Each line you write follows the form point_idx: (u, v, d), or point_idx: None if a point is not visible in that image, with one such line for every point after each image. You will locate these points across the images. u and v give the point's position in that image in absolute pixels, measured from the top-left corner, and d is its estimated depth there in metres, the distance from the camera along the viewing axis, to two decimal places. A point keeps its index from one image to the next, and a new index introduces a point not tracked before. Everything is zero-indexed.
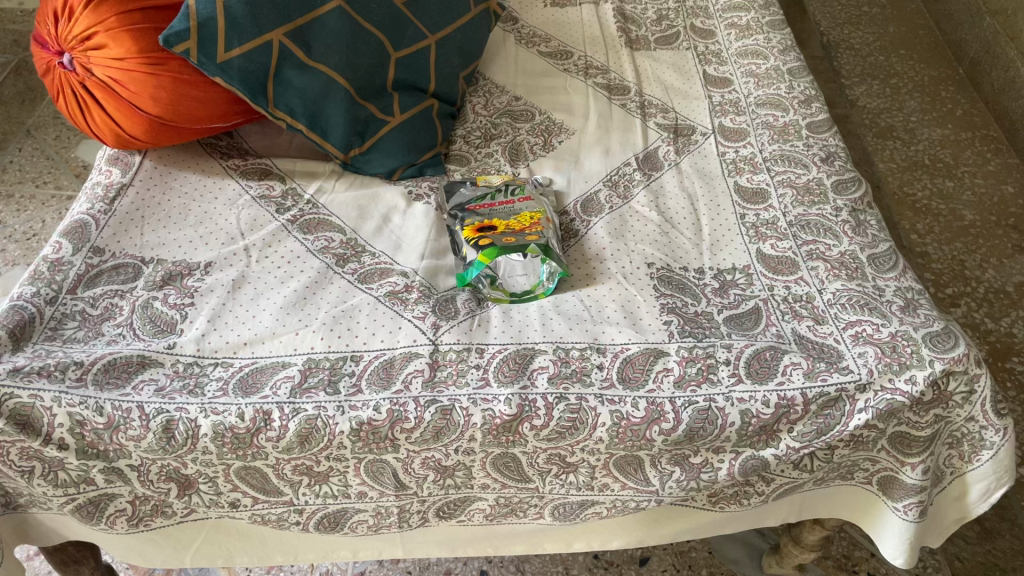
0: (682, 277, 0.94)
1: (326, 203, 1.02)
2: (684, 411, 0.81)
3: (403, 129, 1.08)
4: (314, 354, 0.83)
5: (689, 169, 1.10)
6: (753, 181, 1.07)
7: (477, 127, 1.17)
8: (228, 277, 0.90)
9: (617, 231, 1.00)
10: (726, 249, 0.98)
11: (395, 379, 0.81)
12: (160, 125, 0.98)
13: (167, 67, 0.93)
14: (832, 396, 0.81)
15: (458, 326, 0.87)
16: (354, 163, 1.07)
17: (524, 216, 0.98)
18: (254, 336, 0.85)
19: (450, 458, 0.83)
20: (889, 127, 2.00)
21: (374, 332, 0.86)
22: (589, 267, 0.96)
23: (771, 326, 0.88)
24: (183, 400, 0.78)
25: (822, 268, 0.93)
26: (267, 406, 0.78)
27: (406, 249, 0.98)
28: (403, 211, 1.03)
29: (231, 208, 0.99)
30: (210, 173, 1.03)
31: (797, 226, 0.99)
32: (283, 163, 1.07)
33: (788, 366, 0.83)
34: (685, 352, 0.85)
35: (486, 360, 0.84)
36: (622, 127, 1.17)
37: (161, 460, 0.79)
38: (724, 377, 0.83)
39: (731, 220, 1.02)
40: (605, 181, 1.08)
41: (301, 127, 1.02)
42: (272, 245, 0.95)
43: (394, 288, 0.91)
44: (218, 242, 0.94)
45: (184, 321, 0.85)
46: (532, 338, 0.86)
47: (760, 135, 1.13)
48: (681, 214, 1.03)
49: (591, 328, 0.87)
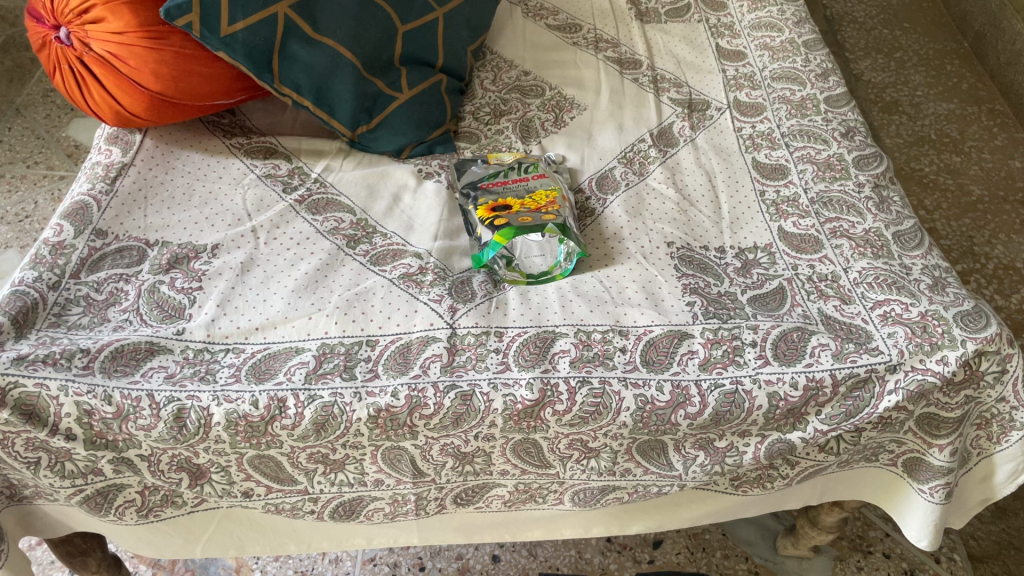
0: (703, 256, 0.92)
1: (334, 182, 0.99)
2: (709, 395, 0.79)
3: (412, 105, 1.05)
4: (329, 339, 0.81)
5: (705, 145, 1.07)
6: (771, 157, 1.04)
7: (486, 102, 1.14)
8: (236, 259, 0.87)
9: (634, 209, 0.97)
10: (746, 228, 0.96)
11: (413, 365, 0.79)
12: (162, 103, 0.94)
13: (169, 41, 0.90)
14: (860, 377, 0.79)
15: (475, 308, 0.85)
16: (362, 141, 1.04)
17: (539, 195, 0.96)
18: (266, 321, 0.82)
19: (469, 445, 0.81)
20: (894, 101, 1.97)
21: (389, 316, 0.83)
22: (608, 247, 0.93)
23: (796, 307, 0.86)
24: (195, 388, 0.76)
25: (846, 246, 0.91)
26: (282, 393, 0.76)
27: (418, 229, 0.95)
28: (414, 190, 1.00)
29: (236, 188, 0.96)
30: (213, 152, 1.00)
31: (819, 203, 0.96)
32: (288, 141, 1.03)
33: (816, 347, 0.81)
34: (709, 334, 0.83)
35: (506, 344, 0.82)
36: (635, 102, 1.14)
37: (172, 450, 0.77)
38: (751, 359, 0.81)
39: (750, 197, 0.99)
40: (620, 158, 1.06)
41: (307, 104, 0.99)
42: (280, 226, 0.92)
43: (408, 270, 0.88)
44: (225, 223, 0.91)
45: (193, 305, 0.82)
46: (552, 321, 0.84)
47: (778, 110, 1.11)
48: (699, 191, 1.00)
49: (613, 310, 0.85)
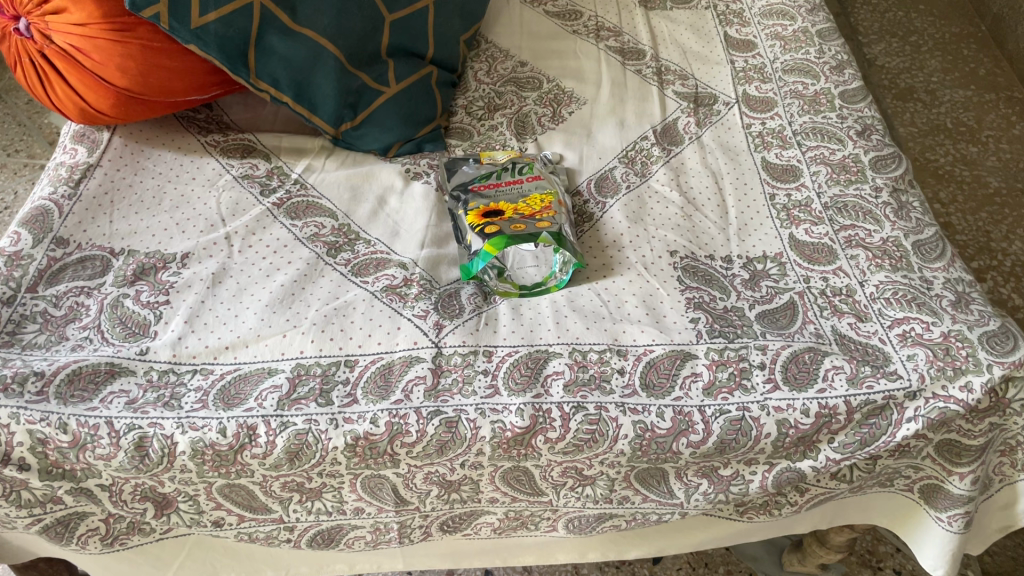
0: (708, 267, 0.86)
1: (315, 184, 0.93)
2: (714, 421, 0.73)
3: (400, 100, 0.98)
4: (304, 359, 0.75)
5: (711, 143, 1.01)
6: (782, 157, 0.98)
7: (480, 96, 1.07)
8: (207, 270, 0.81)
9: (635, 214, 0.91)
10: (755, 235, 0.89)
11: (394, 389, 0.73)
12: (130, 99, 0.88)
13: (135, 34, 0.83)
14: (877, 404, 0.74)
15: (463, 325, 0.79)
16: (346, 138, 0.97)
17: (534, 199, 0.89)
18: (237, 338, 0.76)
19: (455, 473, 0.75)
20: (909, 88, 1.90)
21: (370, 333, 0.77)
22: (606, 256, 0.87)
23: (808, 324, 0.80)
24: (158, 415, 0.70)
25: (863, 257, 0.85)
26: (252, 419, 0.71)
27: (404, 236, 0.88)
28: (400, 193, 0.94)
29: (210, 190, 0.89)
30: (187, 151, 0.93)
31: (833, 209, 0.90)
32: (268, 138, 0.97)
33: (829, 370, 0.75)
34: (714, 354, 0.77)
35: (495, 365, 0.76)
36: (638, 96, 1.07)
37: (135, 479, 0.72)
38: (759, 383, 0.75)
39: (759, 201, 0.93)
40: (621, 157, 0.99)
41: (286, 100, 0.93)
42: (255, 232, 0.86)
43: (391, 282, 0.82)
44: (196, 229, 0.85)
45: (158, 322, 0.76)
46: (545, 339, 0.78)
47: (789, 106, 1.04)
48: (704, 194, 0.94)
49: (610, 327, 0.79)
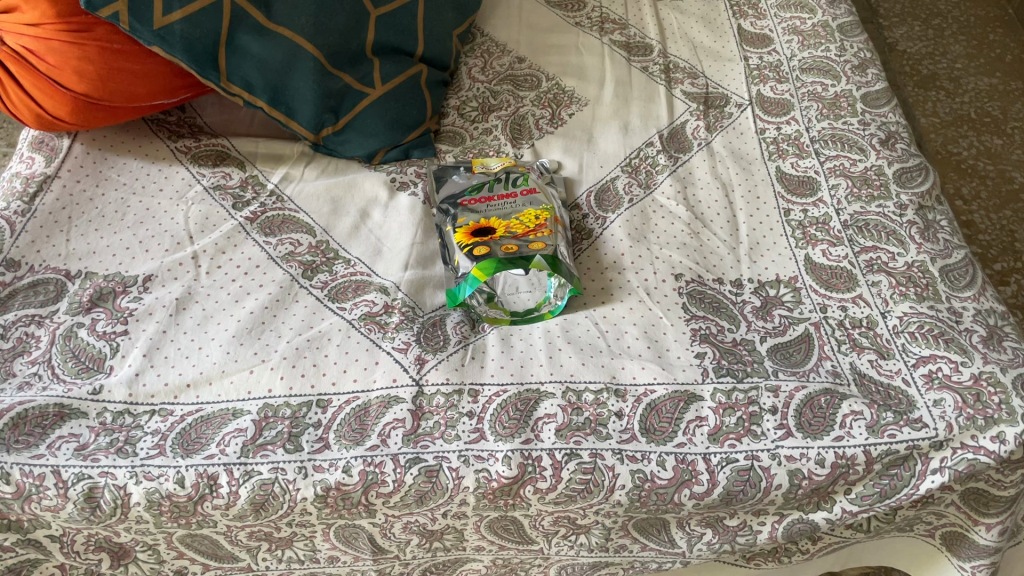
0: (716, 292, 0.79)
1: (293, 195, 0.86)
2: (720, 471, 0.67)
3: (386, 103, 0.91)
4: (272, 399, 0.69)
5: (722, 150, 0.94)
6: (798, 167, 0.90)
7: (473, 95, 1.00)
8: (170, 295, 0.75)
9: (638, 232, 0.84)
10: (767, 256, 0.82)
11: (370, 433, 0.67)
12: (91, 105, 0.81)
13: (93, 35, 0.76)
14: (899, 454, 0.67)
15: (447, 360, 0.72)
16: (327, 144, 0.90)
17: (528, 215, 0.82)
18: (199, 375, 0.69)
19: (436, 522, 0.69)
20: (932, 74, 1.81)
21: (345, 368, 0.71)
22: (606, 280, 0.80)
23: (824, 360, 0.73)
24: (109, 463, 0.64)
25: (885, 284, 0.78)
26: (213, 468, 0.65)
27: (387, 255, 0.82)
28: (385, 206, 0.87)
29: (178, 203, 0.83)
30: (155, 158, 0.87)
31: (853, 228, 0.83)
32: (243, 144, 0.90)
33: (847, 416, 0.69)
34: (721, 396, 0.70)
35: (481, 406, 0.69)
36: (643, 96, 1.00)
37: (87, 530, 0.66)
38: (770, 430, 0.68)
39: (772, 217, 0.86)
40: (624, 165, 0.92)
41: (261, 104, 0.85)
42: (225, 251, 0.80)
43: (371, 309, 0.75)
44: (161, 248, 0.79)
45: (115, 356, 0.70)
46: (536, 376, 0.71)
47: (807, 109, 0.96)
48: (713, 209, 0.87)
49: (608, 363, 0.72)
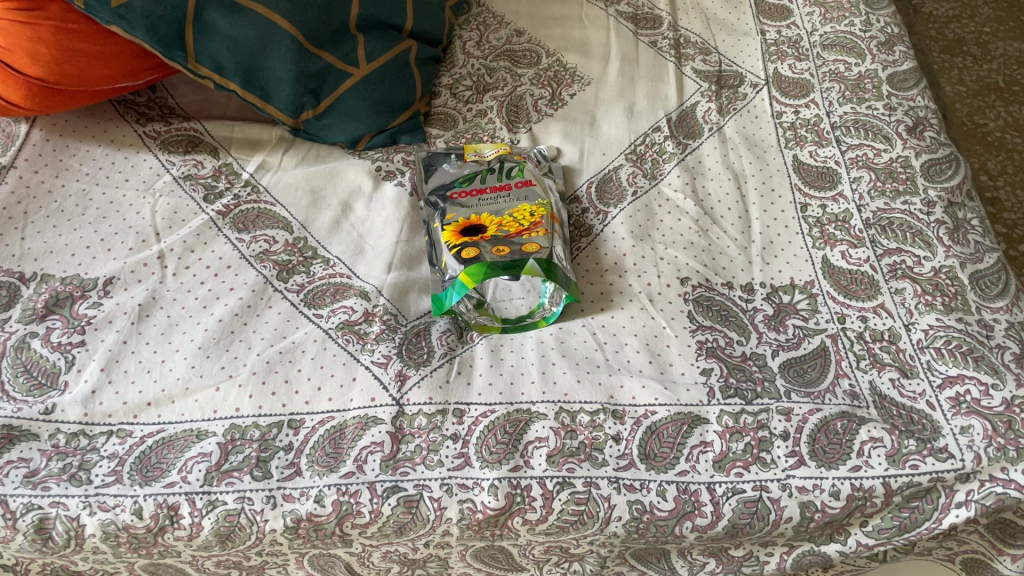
0: (725, 299, 0.73)
1: (270, 186, 0.80)
2: (725, 503, 0.61)
3: (372, 84, 0.84)
4: (240, 419, 0.63)
5: (734, 137, 0.87)
6: (817, 157, 0.83)
7: (468, 73, 0.93)
8: (133, 300, 0.69)
9: (642, 230, 0.78)
10: (781, 257, 0.76)
11: (345, 458, 0.62)
12: (46, 89, 0.74)
13: (46, 13, 0.69)
14: (921, 486, 0.62)
15: (430, 377, 0.66)
16: (308, 128, 0.84)
17: (522, 211, 0.76)
18: (161, 393, 0.64)
19: (418, 551, 0.65)
20: (959, 39, 1.72)
21: (319, 386, 0.65)
22: (605, 283, 0.74)
23: (841, 379, 0.67)
24: (61, 492, 0.59)
25: (909, 292, 0.71)
26: (173, 498, 0.59)
27: (369, 254, 0.75)
28: (368, 198, 0.80)
29: (144, 196, 0.77)
30: (121, 144, 0.80)
31: (876, 227, 0.76)
32: (217, 128, 0.84)
33: (866, 443, 0.63)
34: (728, 420, 0.64)
35: (466, 429, 0.64)
36: (650, 74, 0.93)
37: (41, 559, 0.62)
38: (781, 458, 0.62)
39: (788, 213, 0.80)
40: (628, 153, 0.85)
41: (233, 86, 0.79)
42: (194, 250, 0.74)
43: (349, 317, 0.70)
44: (124, 246, 0.73)
45: (70, 370, 0.65)
46: (526, 396, 0.65)
47: (828, 91, 0.89)
48: (724, 203, 0.80)
49: (606, 381, 0.66)
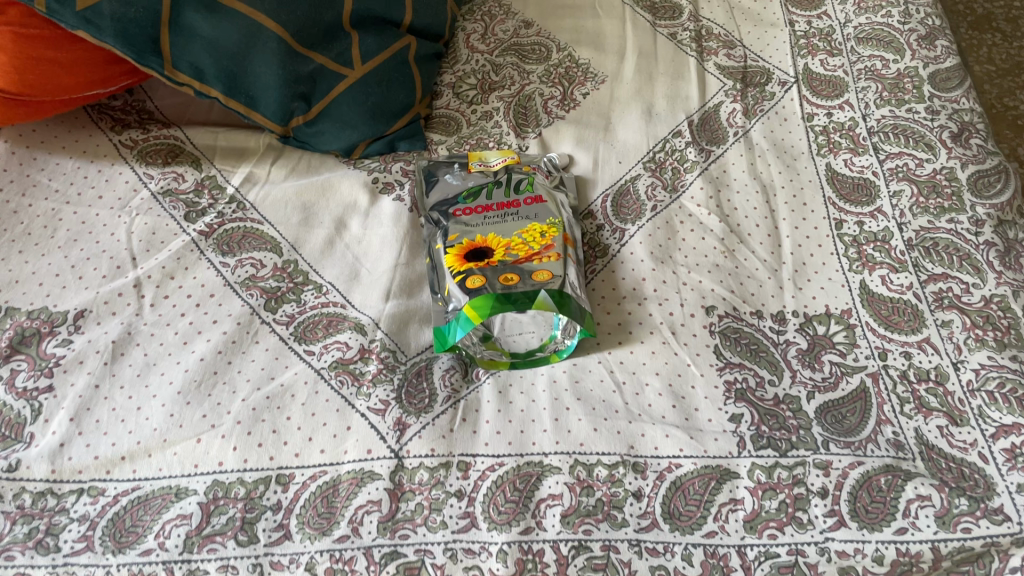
0: (755, 331, 0.66)
1: (257, 201, 0.73)
2: (757, 568, 0.55)
3: (368, 87, 0.76)
4: (223, 475, 0.57)
5: (762, 143, 0.80)
6: (853, 166, 0.77)
7: (471, 70, 0.86)
8: (106, 337, 0.63)
9: (662, 250, 0.71)
10: (815, 281, 0.70)
11: (339, 519, 0.56)
12: (7, 100, 0.67)
13: (4, 18, 0.62)
14: (974, 551, 0.55)
15: (432, 426, 0.60)
16: (298, 135, 0.77)
17: (531, 232, 0.70)
18: (136, 446, 0.58)
19: None
20: (988, 15, 1.63)
21: (310, 436, 0.59)
22: (623, 313, 0.68)
23: (884, 427, 0.61)
24: (26, 561, 0.53)
25: (958, 325, 0.65)
26: (149, 568, 0.54)
27: (365, 280, 0.69)
28: (364, 215, 0.74)
29: (119, 215, 0.70)
30: (94, 156, 0.74)
31: (919, 249, 0.70)
32: (199, 135, 0.77)
33: (912, 503, 0.57)
34: (760, 475, 0.58)
35: (472, 485, 0.58)
36: (670, 71, 0.86)
37: None
38: (819, 517, 0.56)
39: (821, 230, 0.73)
40: (646, 161, 0.78)
41: (216, 95, 0.72)
42: (174, 276, 0.67)
43: (343, 355, 0.63)
44: (97, 274, 0.67)
45: (36, 420, 0.59)
46: (538, 446, 0.59)
47: (864, 91, 0.82)
48: (752, 219, 0.74)
49: (625, 429, 0.60)
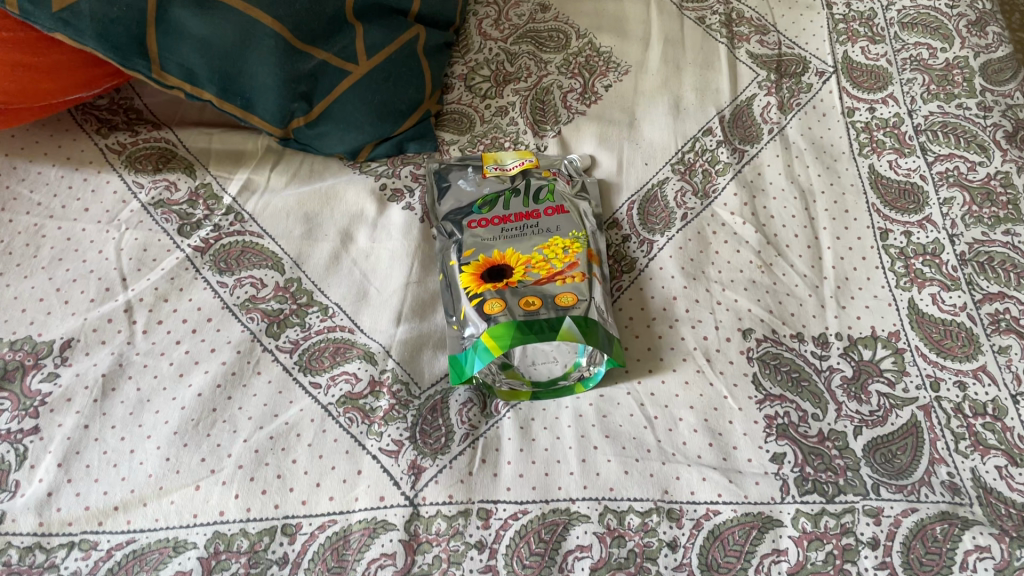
0: (796, 358, 0.61)
1: (256, 212, 0.68)
2: None
3: (374, 84, 0.70)
4: (223, 526, 0.52)
5: (799, 141, 0.74)
6: (899, 169, 0.71)
7: (485, 60, 0.81)
8: (95, 370, 0.58)
9: (694, 265, 0.66)
10: (859, 299, 0.65)
11: None
12: None
13: None
14: None
15: (450, 469, 0.55)
16: (299, 138, 0.71)
17: (553, 247, 0.64)
18: (130, 495, 0.53)
19: None
20: None
21: (318, 482, 0.54)
22: (653, 337, 0.63)
23: (938, 467, 0.56)
24: None
25: (1017, 351, 0.60)
26: None
27: (374, 299, 0.64)
28: (372, 226, 0.69)
29: (107, 229, 0.65)
30: (79, 162, 0.69)
31: (972, 265, 0.64)
32: (193, 137, 0.72)
33: (970, 554, 0.51)
34: (805, 523, 0.53)
35: (494, 535, 0.53)
36: (698, 60, 0.80)
37: None
38: (869, 571, 0.51)
39: (865, 241, 0.68)
40: (675, 162, 0.73)
41: (209, 97, 0.66)
42: (168, 299, 0.62)
43: (352, 387, 0.59)
44: (84, 298, 0.62)
45: (22, 467, 0.54)
46: (564, 491, 0.55)
47: (909, 83, 0.76)
48: (790, 229, 0.68)
49: (659, 472, 0.55)
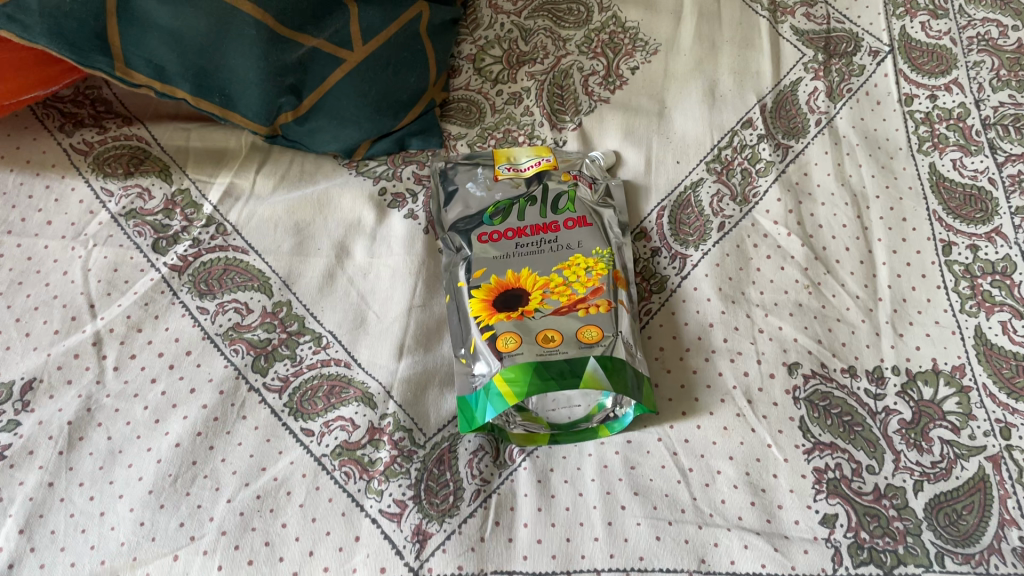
0: (848, 399, 0.54)
1: (240, 223, 0.61)
2: None
3: (371, 73, 0.61)
4: None
5: (850, 135, 0.66)
6: (963, 170, 0.63)
7: (496, 37, 0.73)
8: (60, 417, 0.52)
9: (732, 286, 0.59)
10: (919, 325, 0.57)
11: None
12: None
13: None
14: None
15: (460, 535, 0.49)
16: (288, 134, 0.63)
17: (573, 268, 0.57)
18: (100, 567, 0.46)
19: None
20: None
21: (307, 551, 0.47)
22: (686, 372, 0.56)
23: (1009, 530, 0.49)
24: None
25: None
26: None
27: (373, 326, 0.57)
28: (370, 237, 0.61)
29: (72, 246, 0.59)
30: (41, 166, 0.63)
31: None
32: (170, 135, 0.65)
33: None
34: None
35: None
36: (737, 37, 0.71)
37: None
38: None
39: (926, 255, 0.60)
40: (710, 161, 0.65)
41: (184, 95, 0.59)
42: (141, 328, 0.56)
43: (348, 435, 0.52)
44: (48, 330, 0.55)
45: None
46: (588, 560, 0.48)
47: (977, 67, 0.67)
48: (840, 241, 0.61)
49: (695, 538, 0.48)
